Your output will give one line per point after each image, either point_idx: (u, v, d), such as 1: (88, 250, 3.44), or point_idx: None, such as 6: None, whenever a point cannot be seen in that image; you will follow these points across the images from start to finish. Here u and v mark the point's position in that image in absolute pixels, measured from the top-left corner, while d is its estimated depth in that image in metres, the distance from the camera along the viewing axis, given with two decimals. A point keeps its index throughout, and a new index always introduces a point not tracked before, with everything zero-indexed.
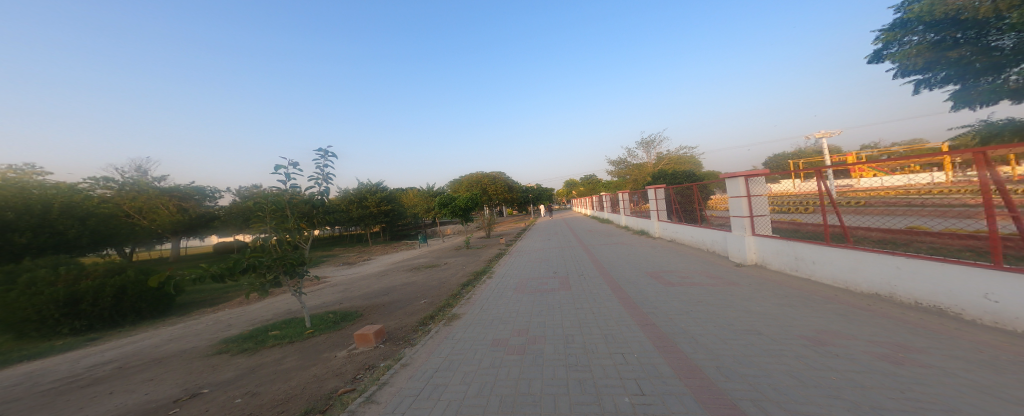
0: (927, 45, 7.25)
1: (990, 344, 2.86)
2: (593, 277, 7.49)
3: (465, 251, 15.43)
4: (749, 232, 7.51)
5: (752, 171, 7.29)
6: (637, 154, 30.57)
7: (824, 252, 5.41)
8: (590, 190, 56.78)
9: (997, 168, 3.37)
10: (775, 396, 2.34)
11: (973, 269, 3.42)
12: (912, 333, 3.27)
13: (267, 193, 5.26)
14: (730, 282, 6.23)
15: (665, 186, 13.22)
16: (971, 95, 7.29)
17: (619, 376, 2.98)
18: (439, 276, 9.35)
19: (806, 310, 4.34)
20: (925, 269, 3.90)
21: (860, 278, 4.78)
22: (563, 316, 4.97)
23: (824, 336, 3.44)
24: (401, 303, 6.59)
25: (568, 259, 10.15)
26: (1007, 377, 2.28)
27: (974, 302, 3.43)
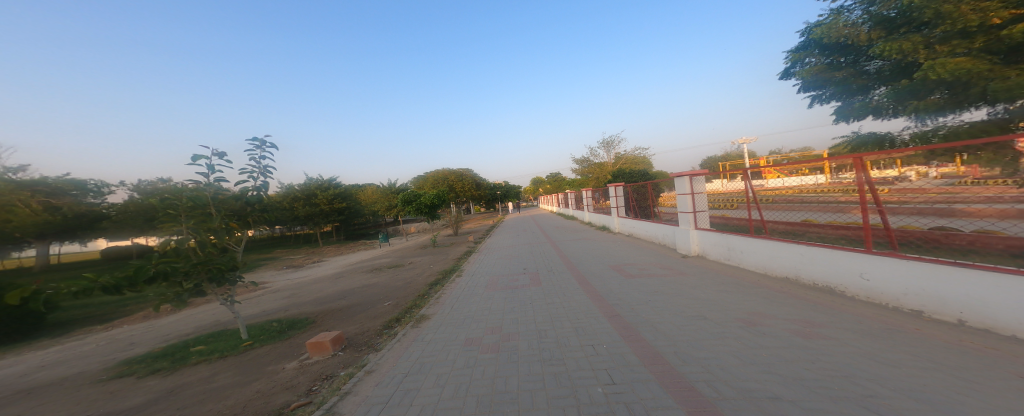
0: (817, 66, 6.81)
1: (869, 317, 3.29)
2: (563, 272, 7.59)
3: (427, 251, 15.09)
4: (694, 225, 7.97)
5: (694, 170, 7.74)
6: (599, 153, 31.61)
7: (749, 242, 5.91)
8: (556, 188, 57.81)
9: (871, 171, 3.95)
10: (723, 375, 2.50)
11: (854, 254, 3.90)
12: (812, 310, 3.67)
13: (181, 188, 4.54)
14: (681, 272, 6.58)
15: (623, 183, 13.66)
16: (844, 118, 6.72)
17: (592, 367, 3.04)
18: (404, 276, 9.08)
19: (738, 294, 4.70)
20: (819, 254, 4.40)
21: (774, 265, 5.28)
22: (534, 312, 5.02)
23: (754, 318, 3.72)
24: (363, 307, 6.31)
25: (538, 255, 10.24)
26: (892, 348, 2.60)
27: (854, 282, 3.92)
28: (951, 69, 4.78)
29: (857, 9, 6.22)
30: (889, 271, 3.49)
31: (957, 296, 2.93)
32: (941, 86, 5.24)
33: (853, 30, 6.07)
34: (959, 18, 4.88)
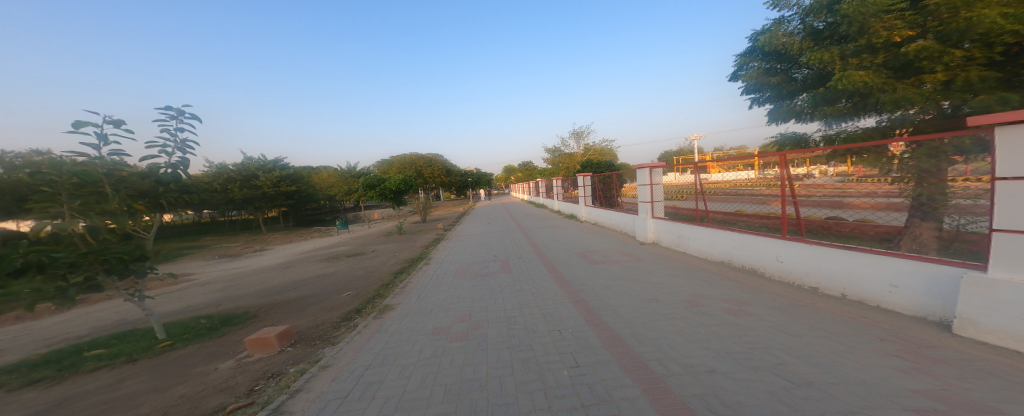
0: (756, 70, 6.05)
1: (788, 315, 3.65)
2: (532, 259, 7.68)
3: (390, 238, 14.64)
4: (652, 214, 8.46)
5: (654, 163, 8.06)
6: (569, 143, 31.98)
7: (695, 230, 6.83)
8: (527, 176, 57.98)
9: (790, 167, 4.55)
10: (677, 359, 2.76)
11: (777, 241, 4.91)
12: (747, 307, 3.99)
13: (59, 161, 3.48)
14: (639, 257, 7.00)
15: (592, 173, 13.90)
16: (777, 121, 6.01)
17: (558, 351, 3.08)
18: (362, 266, 8.74)
19: (684, 284, 5.00)
20: (751, 241, 5.43)
21: (715, 249, 6.30)
22: (503, 299, 5.01)
23: (693, 309, 3.98)
24: (315, 298, 6.02)
25: (508, 242, 10.28)
26: (807, 346, 2.88)
27: (774, 264, 4.99)
28: (851, 81, 4.18)
29: (794, 16, 5.46)
30: (800, 255, 4.52)
31: (886, 275, 3.47)
32: (849, 94, 4.59)
33: (791, 38, 5.35)
34: (871, 32, 4.24)
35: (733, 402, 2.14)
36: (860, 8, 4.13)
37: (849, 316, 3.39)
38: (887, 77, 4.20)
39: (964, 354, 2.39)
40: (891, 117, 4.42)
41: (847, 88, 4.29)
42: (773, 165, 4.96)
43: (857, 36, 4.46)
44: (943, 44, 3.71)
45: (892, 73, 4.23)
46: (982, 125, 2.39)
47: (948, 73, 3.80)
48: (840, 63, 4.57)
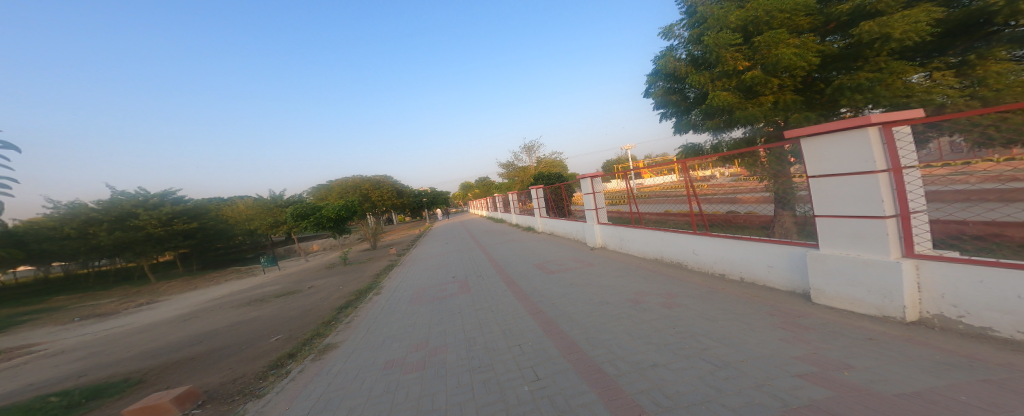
0: (658, 90, 6.86)
1: (713, 302, 4.06)
2: (490, 276, 7.62)
3: (335, 269, 13.54)
4: (597, 220, 9.05)
5: (595, 172, 8.62)
6: (522, 157, 32.71)
7: (634, 232, 7.41)
8: (484, 192, 58.20)
9: (690, 171, 5.45)
10: (627, 359, 2.92)
11: (693, 237, 5.56)
12: (682, 298, 4.37)
13: None
14: (591, 262, 7.35)
15: (544, 186, 14.38)
16: (678, 134, 7.01)
17: (519, 367, 3.08)
18: (299, 304, 7.93)
19: (630, 284, 5.32)
20: (675, 238, 6.05)
21: (649, 249, 6.89)
22: (461, 320, 4.88)
23: (636, 308, 4.23)
24: (237, 348, 5.30)
25: (465, 261, 10.14)
26: (728, 330, 3.22)
27: (692, 258, 5.64)
28: (719, 100, 5.39)
29: (679, 45, 6.47)
30: (711, 247, 5.17)
31: (766, 258, 4.18)
32: (722, 111, 5.74)
33: (680, 62, 6.30)
34: (724, 61, 5.52)
35: (674, 393, 2.33)
36: (715, 41, 5.40)
37: (756, 298, 3.93)
38: (740, 97, 5.48)
39: (829, 321, 2.93)
40: (751, 130, 5.87)
41: (719, 106, 5.48)
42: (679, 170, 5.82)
43: (716, 64, 5.72)
44: (767, 73, 5.06)
45: (743, 95, 5.52)
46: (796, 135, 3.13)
47: (774, 95, 5.20)
48: (711, 85, 5.75)
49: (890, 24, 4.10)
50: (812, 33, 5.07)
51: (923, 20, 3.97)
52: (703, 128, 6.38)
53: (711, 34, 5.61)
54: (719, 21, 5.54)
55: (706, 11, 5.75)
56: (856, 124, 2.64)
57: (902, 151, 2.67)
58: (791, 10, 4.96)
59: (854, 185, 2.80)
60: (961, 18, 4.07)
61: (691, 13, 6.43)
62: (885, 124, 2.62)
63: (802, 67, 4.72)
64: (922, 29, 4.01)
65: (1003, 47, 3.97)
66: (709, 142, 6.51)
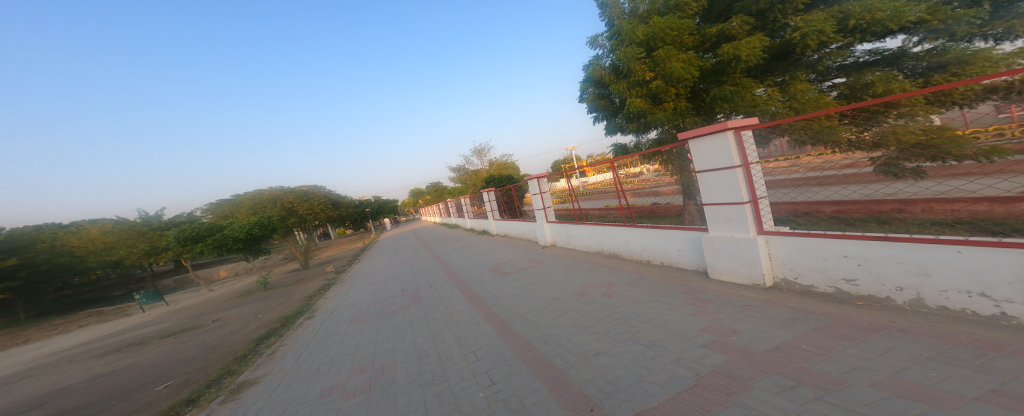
0: (590, 96, 7.36)
1: (646, 287, 4.41)
2: (442, 284, 7.39)
3: (264, 293, 12.10)
4: (547, 219, 9.28)
5: (541, 173, 8.85)
6: (473, 161, 32.32)
7: (578, 228, 7.77)
8: (434, 199, 56.76)
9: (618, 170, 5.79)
10: (576, 352, 3.04)
11: (626, 229, 5.98)
12: (621, 286, 4.68)
13: None
14: (542, 261, 7.51)
15: (493, 188, 14.37)
16: (608, 134, 7.56)
17: (473, 374, 3.04)
18: (214, 337, 6.95)
19: (576, 278, 5.56)
20: (613, 231, 6.46)
21: (592, 243, 7.26)
22: (412, 334, 4.67)
23: (580, 301, 4.43)
24: (121, 399, 4.45)
25: (416, 271, 9.73)
26: (655, 313, 3.52)
27: (627, 248, 6.08)
28: (634, 107, 6.01)
29: (603, 54, 7.01)
30: (641, 237, 5.61)
31: (687, 243, 4.65)
32: (638, 116, 6.41)
33: (604, 70, 6.81)
34: (635, 72, 6.11)
35: (614, 378, 2.49)
36: (626, 54, 5.97)
37: (674, 279, 4.50)
38: (650, 104, 6.18)
39: (724, 294, 3.54)
40: (662, 131, 6.62)
41: (634, 112, 6.10)
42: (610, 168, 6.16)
43: (630, 74, 6.30)
44: (667, 84, 5.85)
45: (651, 101, 6.23)
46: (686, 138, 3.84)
47: (673, 102, 6.07)
48: (627, 92, 6.33)
49: (738, 48, 5.14)
50: (695, 50, 6.13)
51: (758, 47, 5.04)
52: (626, 131, 7.01)
53: (623, 48, 6.24)
54: (628, 35, 6.10)
55: (620, 25, 6.35)
56: (718, 129, 3.47)
57: (751, 150, 3.54)
58: (678, 29, 5.83)
59: (722, 178, 3.64)
60: (780, 46, 5.36)
61: (611, 27, 7.00)
62: (736, 129, 3.47)
63: (686, 79, 5.69)
64: (756, 54, 5.10)
65: (803, 71, 5.46)
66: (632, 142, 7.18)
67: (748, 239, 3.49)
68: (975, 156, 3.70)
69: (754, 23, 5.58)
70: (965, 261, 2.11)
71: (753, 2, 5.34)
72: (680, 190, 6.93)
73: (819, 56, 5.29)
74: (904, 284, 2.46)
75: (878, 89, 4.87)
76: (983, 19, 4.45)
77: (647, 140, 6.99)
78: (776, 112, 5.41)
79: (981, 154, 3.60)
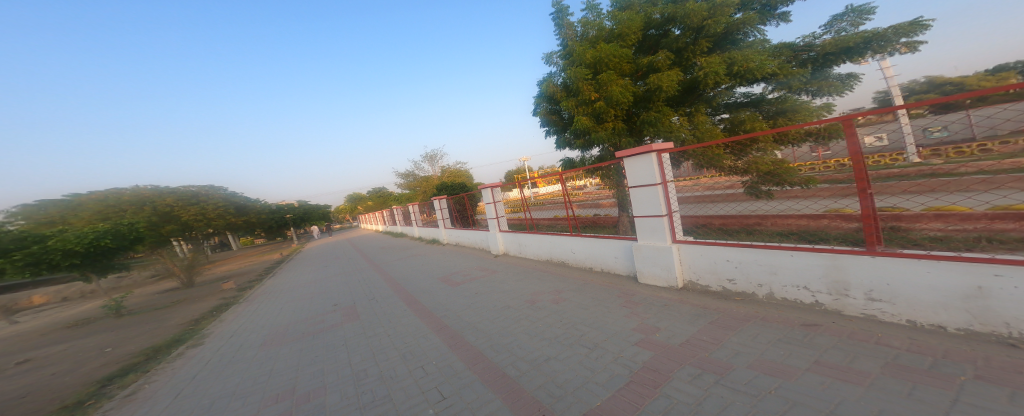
0: (542, 110, 7.34)
1: (588, 292, 4.40)
2: (386, 297, 6.72)
3: (159, 310, 10.14)
4: (500, 229, 9.05)
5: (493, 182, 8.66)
6: (423, 167, 31.27)
7: (528, 237, 7.68)
8: (379, 205, 53.55)
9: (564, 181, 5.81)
10: (529, 358, 2.81)
11: (571, 238, 6.02)
12: (565, 293, 4.63)
13: None
14: (495, 270, 7.22)
15: (445, 197, 13.83)
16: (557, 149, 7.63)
17: (421, 390, 2.64)
18: (70, 369, 5.51)
19: (529, 286, 5.40)
20: (558, 240, 6.47)
21: (541, 251, 7.20)
22: (350, 352, 4.07)
23: (527, 308, 4.26)
24: None
25: (355, 284, 8.82)
26: (596, 317, 3.47)
27: (571, 255, 6.11)
28: (579, 125, 6.13)
29: (557, 72, 7.10)
30: (582, 244, 5.69)
31: (623, 251, 4.82)
32: (584, 133, 6.56)
33: (557, 87, 6.90)
34: (582, 91, 6.26)
35: (563, 381, 2.29)
36: (575, 74, 6.09)
37: (612, 285, 4.55)
38: (594, 123, 6.35)
39: (648, 296, 3.90)
40: (603, 150, 6.88)
41: (579, 129, 6.23)
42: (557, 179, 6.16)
43: (578, 93, 6.46)
44: (608, 106, 6.03)
45: (594, 121, 6.39)
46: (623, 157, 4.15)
47: (613, 122, 6.29)
48: (574, 110, 6.48)
49: (660, 80, 5.51)
50: (630, 77, 6.41)
51: (674, 80, 5.45)
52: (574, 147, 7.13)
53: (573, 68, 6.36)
54: (578, 56, 6.25)
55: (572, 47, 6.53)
56: (644, 151, 3.90)
57: (670, 170, 4.01)
58: (620, 57, 6.08)
59: (648, 195, 4.02)
60: (690, 81, 5.87)
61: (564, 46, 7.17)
62: (657, 152, 3.91)
63: (623, 103, 5.91)
64: (674, 87, 5.50)
65: (702, 105, 6.14)
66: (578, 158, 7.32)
67: (665, 247, 4.00)
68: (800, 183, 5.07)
69: (674, 59, 6.15)
70: (794, 261, 3.02)
71: (673, 40, 5.94)
72: (617, 201, 7.17)
73: (716, 92, 6.00)
74: (762, 281, 3.31)
75: (746, 126, 5.76)
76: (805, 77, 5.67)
77: (591, 156, 7.17)
78: (685, 139, 5.90)
79: (802, 182, 4.98)
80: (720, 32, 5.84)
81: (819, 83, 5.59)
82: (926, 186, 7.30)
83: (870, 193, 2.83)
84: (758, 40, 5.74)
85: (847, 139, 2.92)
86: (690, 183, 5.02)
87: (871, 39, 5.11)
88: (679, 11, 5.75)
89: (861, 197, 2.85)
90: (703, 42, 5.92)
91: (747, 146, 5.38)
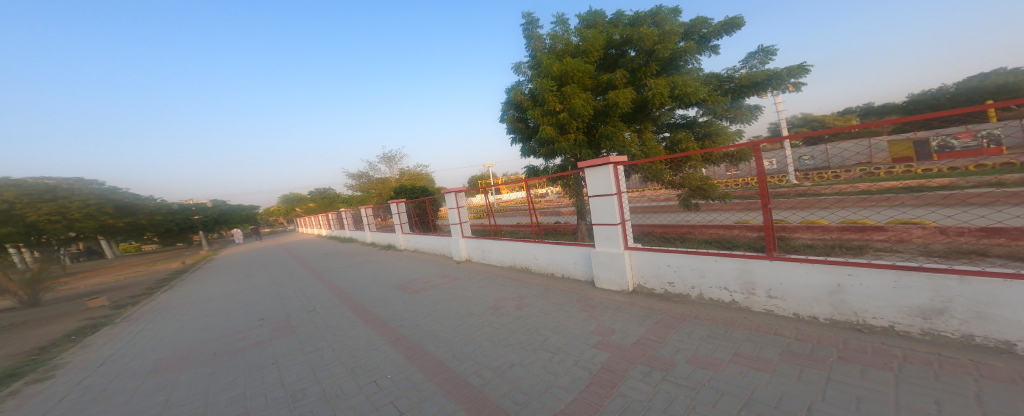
0: (509, 117, 7.83)
1: (550, 298, 4.79)
2: (329, 308, 6.39)
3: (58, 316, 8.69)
4: (462, 234, 9.21)
5: (458, 188, 8.82)
6: (379, 168, 30.44)
7: (491, 244, 7.96)
8: (328, 205, 50.66)
9: (529, 189, 6.21)
10: (490, 367, 3.09)
11: (534, 245, 6.41)
12: (530, 298, 4.98)
13: None
14: (456, 277, 7.40)
15: (403, 200, 13.70)
16: (522, 156, 8.05)
17: (375, 407, 2.68)
18: None
19: (492, 293, 5.67)
20: (521, 246, 6.82)
21: (504, 258, 7.52)
22: (283, 369, 3.76)
23: (493, 315, 4.53)
24: None
25: (296, 292, 8.22)
26: (560, 322, 3.85)
27: (534, 262, 6.49)
28: (544, 134, 6.61)
29: (525, 81, 7.57)
30: (545, 251, 6.10)
31: (582, 258, 5.30)
32: (548, 142, 7.07)
33: (524, 96, 7.37)
34: (548, 102, 6.76)
35: (527, 387, 2.61)
36: (542, 85, 6.58)
37: (573, 290, 5.00)
38: (558, 132, 6.87)
39: (604, 299, 4.38)
40: (564, 159, 7.43)
41: (543, 137, 6.71)
42: (522, 187, 6.52)
43: (543, 103, 6.95)
44: (571, 117, 6.58)
45: (558, 130, 6.91)
46: (584, 167, 4.63)
47: (574, 133, 6.86)
48: (540, 119, 6.94)
49: (616, 96, 6.18)
50: (591, 91, 7.04)
51: (628, 98, 6.14)
52: (538, 155, 7.63)
53: (540, 79, 6.85)
54: (545, 68, 6.75)
55: (541, 58, 7.00)
56: (602, 162, 4.41)
57: (624, 181, 4.57)
58: (584, 72, 6.68)
59: (605, 203, 4.53)
60: (641, 100, 6.64)
61: (534, 57, 7.62)
62: (614, 164, 4.45)
63: (584, 115, 6.49)
64: (628, 104, 6.18)
65: (650, 123, 6.93)
66: (541, 165, 7.81)
67: (619, 253, 4.51)
68: (717, 197, 6.03)
69: (629, 77, 6.87)
70: (716, 265, 3.63)
71: (630, 61, 6.68)
72: (575, 210, 7.72)
73: (661, 112, 6.83)
74: (694, 284, 3.89)
75: (683, 145, 6.61)
76: (726, 106, 6.60)
77: (553, 165, 7.70)
78: (635, 154, 6.61)
79: (720, 197, 5.93)
80: (667, 58, 6.63)
81: (735, 111, 6.62)
82: (819, 203, 8.78)
83: (770, 208, 3.55)
84: (694, 68, 6.65)
85: (753, 161, 3.62)
86: (638, 193, 5.65)
87: (772, 77, 6.17)
88: (635, 34, 6.59)
89: (764, 211, 3.55)
90: (653, 65, 6.67)
91: (682, 162, 6.09)
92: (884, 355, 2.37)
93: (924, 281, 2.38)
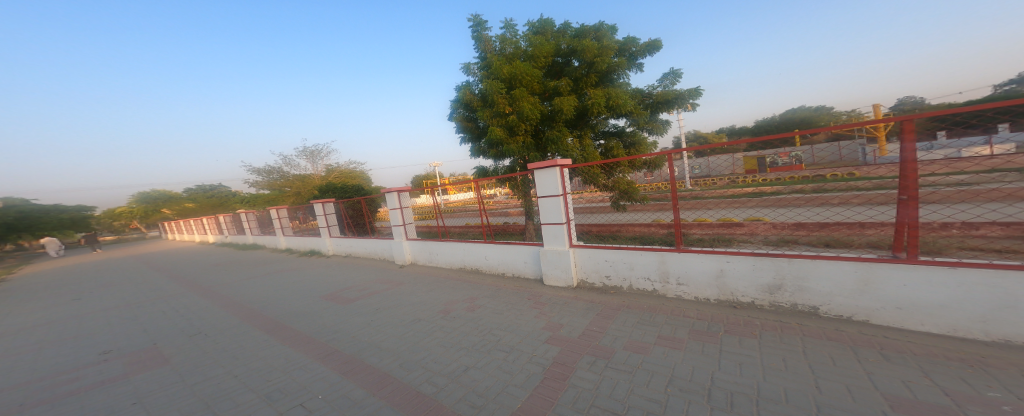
0: (458, 116, 7.93)
1: (502, 297, 5.04)
2: (244, 325, 5.87)
3: None
4: (406, 237, 9.02)
5: (401, 188, 8.62)
6: (301, 164, 27.96)
7: (438, 245, 7.95)
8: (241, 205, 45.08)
9: (480, 190, 6.36)
10: (439, 374, 3.23)
11: (484, 246, 6.58)
12: (483, 299, 5.17)
13: None
14: (399, 282, 7.30)
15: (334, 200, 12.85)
16: (471, 156, 8.21)
17: None
18: None
19: (441, 296, 5.73)
20: (471, 247, 6.96)
21: (454, 259, 7.58)
22: (169, 406, 3.38)
23: (446, 319, 4.63)
24: None
25: (204, 309, 7.34)
26: (513, 321, 4.11)
27: (484, 262, 6.68)
28: (493, 135, 6.84)
29: (475, 82, 7.73)
30: (495, 251, 6.32)
31: (531, 257, 5.62)
32: (496, 143, 7.34)
33: (473, 96, 7.52)
34: (497, 104, 7.00)
35: (484, 389, 2.81)
36: (492, 87, 6.81)
37: (523, 288, 5.30)
38: (507, 134, 7.15)
39: (552, 295, 4.75)
40: (512, 160, 7.75)
41: (492, 138, 6.94)
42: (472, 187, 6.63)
43: (492, 105, 7.18)
44: (519, 120, 6.91)
45: (507, 132, 7.18)
46: (535, 169, 4.93)
47: (521, 136, 7.21)
48: (490, 120, 7.16)
49: (561, 103, 6.63)
50: (539, 96, 7.44)
51: (570, 105, 6.63)
52: (487, 155, 7.87)
53: (490, 81, 7.07)
54: (495, 70, 6.98)
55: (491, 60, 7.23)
56: (552, 164, 4.75)
57: (569, 182, 4.99)
58: (532, 77, 7.05)
59: (553, 203, 4.88)
60: (582, 108, 7.20)
61: (484, 59, 7.82)
62: (561, 167, 4.81)
63: (531, 119, 6.86)
64: (571, 111, 6.66)
65: (590, 130, 7.53)
66: (490, 166, 8.05)
67: (565, 250, 4.89)
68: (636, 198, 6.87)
69: (573, 85, 7.38)
70: (639, 258, 4.17)
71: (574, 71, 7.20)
72: (523, 211, 8.08)
73: (598, 120, 7.47)
74: (624, 277, 4.41)
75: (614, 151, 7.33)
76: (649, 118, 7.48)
77: (502, 165, 7.99)
78: (577, 158, 7.15)
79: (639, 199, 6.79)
80: (604, 71, 7.27)
81: (654, 124, 7.47)
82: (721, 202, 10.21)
83: (678, 208, 4.14)
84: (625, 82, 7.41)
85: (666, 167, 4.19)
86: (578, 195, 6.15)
87: (679, 97, 7.23)
88: (578, 46, 7.13)
89: (673, 211, 4.13)
90: (592, 76, 7.25)
91: (614, 166, 6.72)
92: (752, 326, 3.00)
93: (771, 264, 3.09)
